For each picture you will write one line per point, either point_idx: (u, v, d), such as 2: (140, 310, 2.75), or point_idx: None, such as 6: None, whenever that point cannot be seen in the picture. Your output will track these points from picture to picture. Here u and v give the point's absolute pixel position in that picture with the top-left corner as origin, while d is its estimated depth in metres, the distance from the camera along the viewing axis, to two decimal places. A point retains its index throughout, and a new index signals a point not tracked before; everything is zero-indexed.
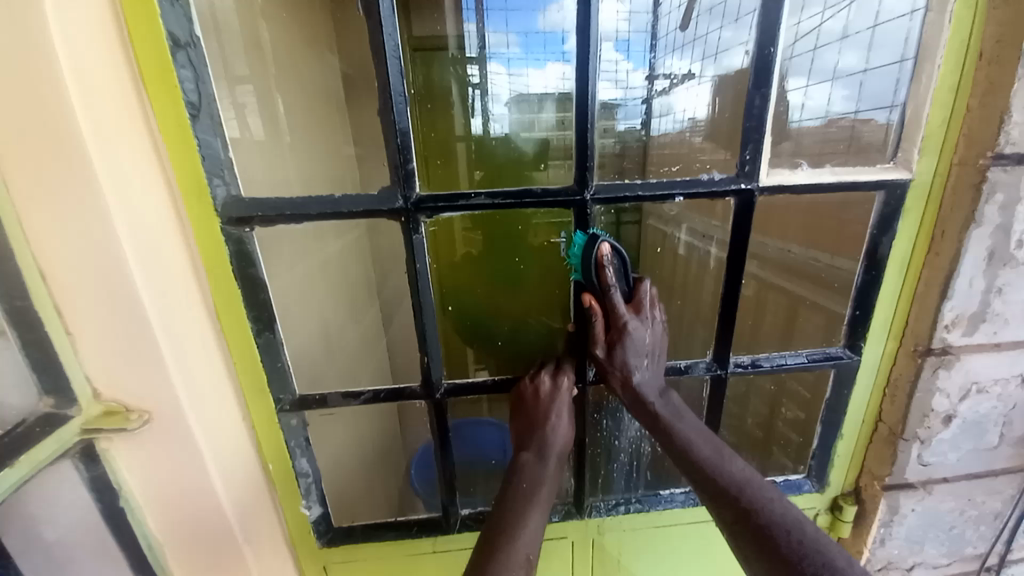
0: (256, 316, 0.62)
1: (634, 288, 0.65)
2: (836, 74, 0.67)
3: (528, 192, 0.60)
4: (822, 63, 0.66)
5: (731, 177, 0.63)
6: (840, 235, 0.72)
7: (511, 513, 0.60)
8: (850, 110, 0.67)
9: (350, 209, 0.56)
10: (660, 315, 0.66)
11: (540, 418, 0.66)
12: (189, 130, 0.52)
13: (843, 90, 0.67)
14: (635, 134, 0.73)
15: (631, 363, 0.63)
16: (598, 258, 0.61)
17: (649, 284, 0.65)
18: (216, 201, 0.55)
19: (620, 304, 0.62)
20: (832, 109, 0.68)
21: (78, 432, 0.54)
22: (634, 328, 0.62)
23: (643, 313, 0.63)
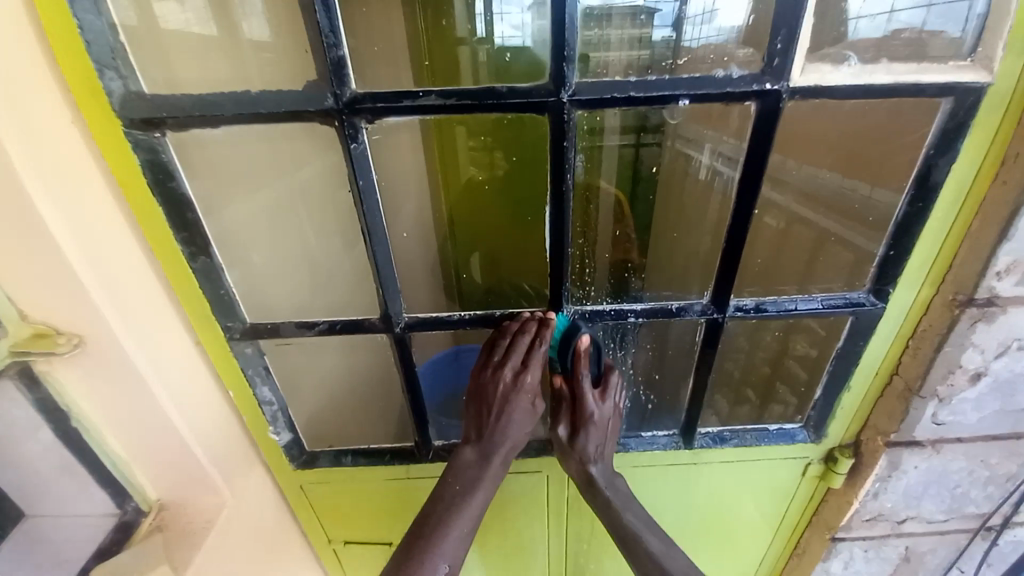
0: (188, 239, 0.56)
1: (602, 375, 0.68)
2: None
3: (491, 92, 0.49)
4: None
5: (753, 75, 0.50)
6: (886, 157, 0.58)
7: (439, 507, 0.64)
8: (917, 20, 0.51)
9: (269, 109, 0.48)
10: (621, 402, 0.70)
11: (491, 417, 0.65)
12: (66, 7, 0.43)
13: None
14: (663, 43, 0.57)
15: (590, 449, 0.68)
16: (576, 347, 0.63)
17: (616, 375, 0.68)
18: (112, 98, 0.48)
19: (587, 394, 0.65)
20: (896, 14, 0.50)
21: (6, 354, 0.51)
22: (594, 415, 0.66)
23: (605, 400, 0.67)
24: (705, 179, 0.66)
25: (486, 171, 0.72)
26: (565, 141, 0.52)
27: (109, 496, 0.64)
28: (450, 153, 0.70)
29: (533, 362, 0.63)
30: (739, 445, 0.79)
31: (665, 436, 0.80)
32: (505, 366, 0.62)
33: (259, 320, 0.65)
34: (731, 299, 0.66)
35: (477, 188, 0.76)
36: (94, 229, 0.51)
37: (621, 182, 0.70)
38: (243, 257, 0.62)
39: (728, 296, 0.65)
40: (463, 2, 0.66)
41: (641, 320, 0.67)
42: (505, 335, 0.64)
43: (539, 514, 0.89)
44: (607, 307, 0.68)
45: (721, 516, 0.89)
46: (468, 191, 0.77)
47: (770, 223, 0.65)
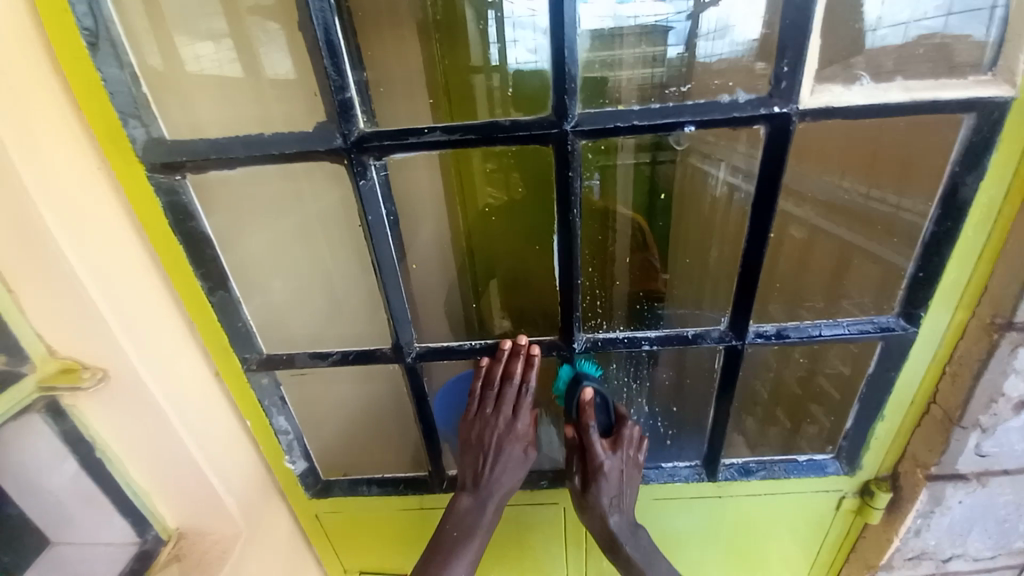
0: (206, 274, 0.58)
1: (614, 427, 0.67)
2: None
3: (494, 127, 0.50)
4: None
5: (762, 98, 0.49)
6: (909, 171, 0.56)
7: (437, 558, 0.63)
8: (938, 26, 0.49)
9: (282, 151, 0.50)
10: (638, 450, 0.67)
11: (485, 462, 0.65)
12: (90, 62, 0.46)
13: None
14: (677, 59, 0.58)
15: (605, 500, 0.66)
16: (581, 401, 0.62)
17: (629, 422, 0.66)
18: (135, 144, 0.50)
19: (595, 444, 0.64)
20: (916, 21, 0.49)
21: (33, 391, 0.52)
22: (606, 468, 0.64)
23: (618, 454, 0.65)
24: (724, 193, 0.65)
25: (502, 192, 0.71)
26: (570, 170, 0.52)
27: (130, 525, 0.66)
28: (469, 179, 0.70)
29: (522, 406, 0.64)
30: (767, 478, 0.76)
31: (687, 467, 0.77)
32: (493, 410, 0.64)
33: (276, 350, 0.67)
34: (750, 325, 0.63)
35: (488, 218, 0.76)
36: (116, 269, 0.52)
37: (638, 206, 0.72)
38: (259, 290, 0.64)
39: (747, 323, 0.63)
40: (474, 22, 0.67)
41: (655, 347, 0.65)
42: (494, 375, 0.64)
43: (558, 547, 0.86)
44: (620, 334, 0.66)
45: (750, 552, 0.85)
46: (483, 219, 0.76)
47: (794, 234, 0.64)
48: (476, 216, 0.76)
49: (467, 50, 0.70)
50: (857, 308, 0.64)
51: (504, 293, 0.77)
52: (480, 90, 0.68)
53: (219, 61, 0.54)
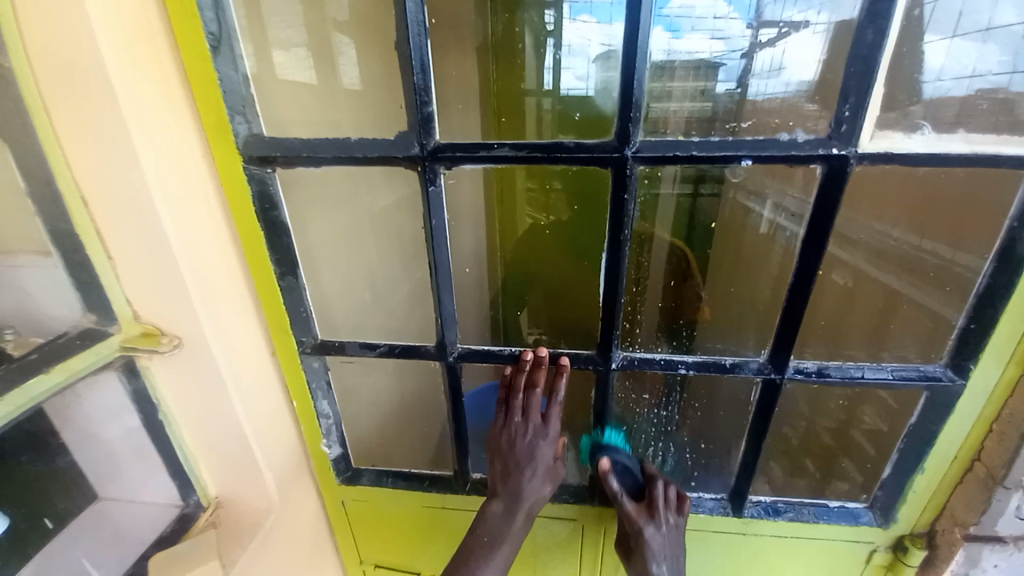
0: (279, 260, 0.63)
1: (648, 489, 0.69)
2: (991, 28, 0.50)
3: (559, 146, 0.53)
4: (974, 9, 0.49)
5: (820, 140, 0.51)
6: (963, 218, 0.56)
7: (471, 560, 0.63)
8: (1002, 82, 0.50)
9: (364, 154, 0.54)
10: (677, 518, 0.67)
11: (514, 468, 0.67)
12: (211, 63, 0.52)
13: (997, 55, 0.50)
14: (727, 94, 0.63)
15: (654, 567, 0.64)
16: (600, 472, 0.69)
17: (661, 486, 0.67)
18: (238, 138, 0.56)
19: (628, 511, 0.66)
20: (981, 75, 0.50)
21: (116, 349, 0.57)
22: (646, 536, 0.64)
23: (658, 520, 0.65)
24: (767, 232, 0.68)
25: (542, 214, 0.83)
26: (626, 193, 0.55)
27: (178, 488, 0.69)
28: (510, 198, 0.79)
29: (550, 415, 0.67)
30: (794, 521, 0.74)
31: (712, 500, 0.76)
32: (522, 418, 0.66)
33: (330, 338, 0.72)
34: (790, 361, 0.63)
35: (538, 231, 0.88)
36: (202, 248, 0.57)
37: (676, 231, 0.78)
38: (315, 280, 0.70)
39: (787, 358, 0.63)
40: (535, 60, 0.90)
41: (691, 372, 0.65)
42: (520, 383, 0.66)
43: (571, 566, 0.86)
44: (656, 356, 0.67)
45: None
46: (529, 234, 0.90)
47: (837, 279, 0.65)
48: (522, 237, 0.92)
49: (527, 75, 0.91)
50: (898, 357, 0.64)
51: (541, 305, 0.86)
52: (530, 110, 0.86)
53: (291, 66, 0.61)
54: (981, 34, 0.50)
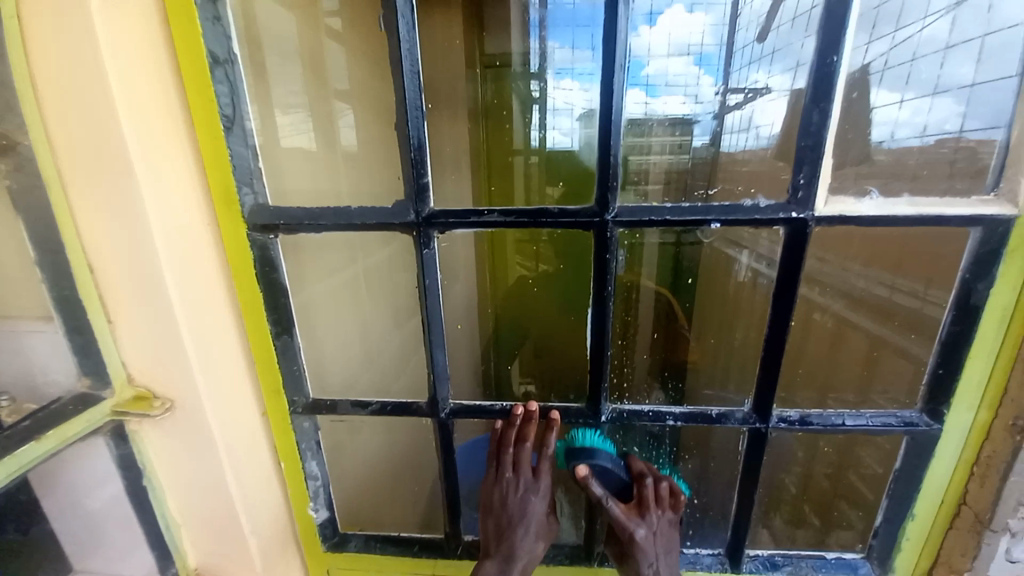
0: (276, 320, 0.65)
1: (635, 488, 0.66)
2: (938, 89, 0.57)
3: (544, 212, 0.57)
4: (919, 76, 0.58)
5: (780, 205, 0.55)
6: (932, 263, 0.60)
7: None
8: (953, 131, 0.56)
9: (362, 222, 0.58)
10: (666, 512, 0.66)
11: (507, 526, 0.65)
12: (223, 142, 0.56)
13: (943, 114, 0.57)
14: (702, 147, 0.77)
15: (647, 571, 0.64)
16: (580, 478, 0.64)
17: (650, 483, 0.65)
18: (244, 208, 0.59)
19: (617, 514, 0.64)
20: (933, 127, 0.57)
21: (108, 413, 0.56)
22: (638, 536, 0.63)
23: (648, 519, 0.64)
24: (748, 278, 0.72)
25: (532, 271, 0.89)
26: (608, 253, 0.58)
27: (155, 559, 0.67)
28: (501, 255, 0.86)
29: (541, 469, 0.67)
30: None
31: (710, 555, 0.75)
32: (513, 473, 0.66)
33: (321, 396, 0.73)
34: (774, 409, 0.65)
35: (526, 286, 0.93)
36: (203, 310, 0.59)
37: (662, 283, 0.84)
38: (308, 342, 0.72)
39: (771, 406, 0.64)
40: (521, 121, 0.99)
41: (680, 424, 0.66)
42: (509, 438, 0.66)
43: None
44: (645, 408, 0.67)
45: None
46: (518, 287, 0.95)
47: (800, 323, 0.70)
48: (510, 292, 0.98)
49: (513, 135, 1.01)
50: (892, 404, 0.67)
51: (530, 355, 0.92)
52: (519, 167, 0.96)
53: (290, 129, 0.67)
54: (929, 93, 0.58)
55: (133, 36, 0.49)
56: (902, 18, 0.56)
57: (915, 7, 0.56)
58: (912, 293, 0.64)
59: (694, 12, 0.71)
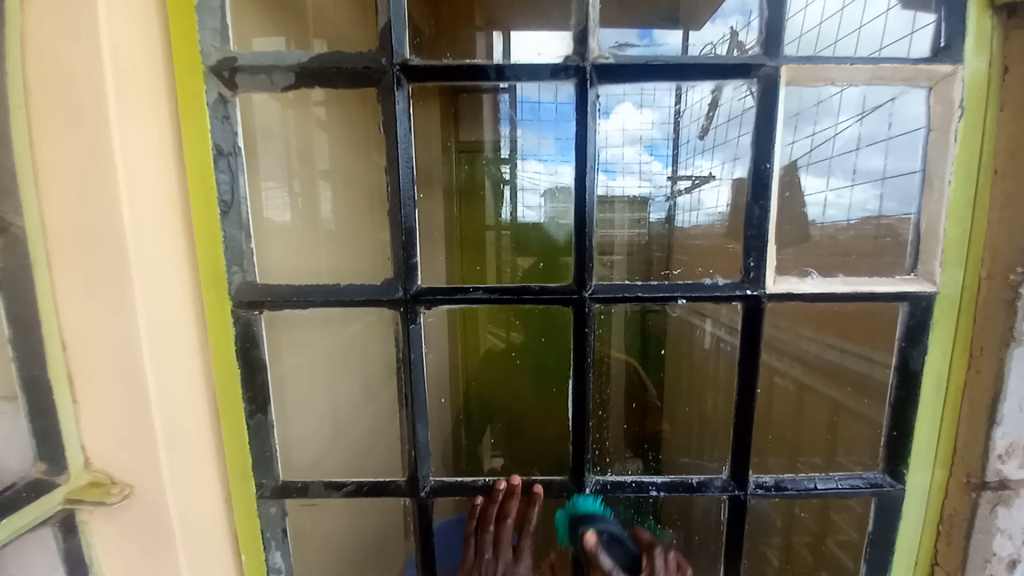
0: (251, 398, 0.63)
1: (643, 560, 0.61)
2: (857, 176, 0.69)
3: (526, 289, 0.61)
4: (841, 167, 0.70)
5: (735, 283, 0.62)
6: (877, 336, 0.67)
7: None
8: (875, 209, 0.67)
9: (352, 298, 0.60)
10: None
11: None
12: (218, 225, 0.58)
13: (868, 195, 0.68)
14: (660, 221, 0.91)
15: None
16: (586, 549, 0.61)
17: (660, 551, 0.61)
18: (231, 286, 0.60)
19: None
20: (856, 206, 0.70)
21: (59, 503, 0.52)
22: None
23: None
24: (712, 344, 0.79)
25: (505, 342, 0.97)
26: (586, 327, 0.62)
27: None
28: (474, 327, 0.91)
29: (523, 548, 0.64)
30: None
31: None
32: (492, 554, 0.64)
33: (291, 478, 0.69)
34: (750, 476, 0.66)
35: (493, 355, 0.99)
36: (177, 388, 0.57)
37: (631, 349, 0.89)
38: (281, 420, 0.69)
39: (748, 474, 0.66)
40: (491, 198, 1.10)
41: (663, 494, 0.66)
42: (491, 516, 0.64)
43: None
44: (627, 478, 0.67)
45: None
46: (488, 356, 0.99)
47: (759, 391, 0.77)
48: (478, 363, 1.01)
49: (484, 208, 1.12)
50: (856, 466, 0.71)
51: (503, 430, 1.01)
52: (490, 243, 1.06)
53: (277, 201, 0.70)
54: (849, 181, 0.70)
55: (145, 130, 0.52)
56: (819, 122, 0.67)
57: (829, 113, 0.66)
58: (861, 356, 0.71)
59: (643, 111, 0.73)
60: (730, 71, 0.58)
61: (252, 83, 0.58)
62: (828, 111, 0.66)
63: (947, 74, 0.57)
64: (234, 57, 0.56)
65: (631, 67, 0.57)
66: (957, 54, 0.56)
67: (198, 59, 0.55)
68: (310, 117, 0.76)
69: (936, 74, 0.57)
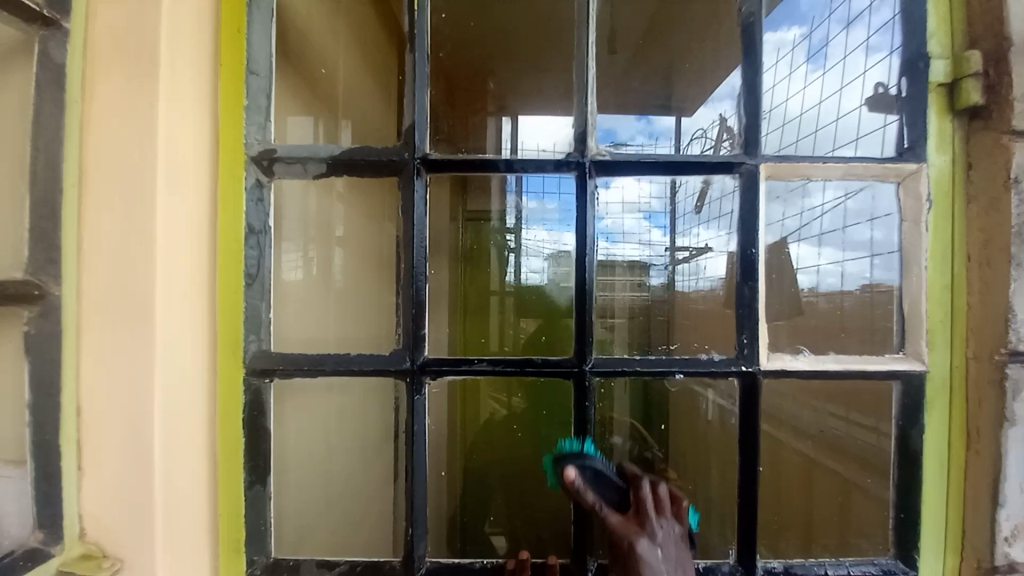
0: (253, 468, 0.63)
1: (632, 494, 0.58)
2: (846, 251, 0.72)
3: (529, 361, 0.63)
4: (829, 244, 0.73)
5: (730, 359, 0.64)
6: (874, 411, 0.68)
7: None
8: (869, 278, 0.69)
9: (360, 367, 0.62)
10: (672, 522, 0.57)
11: None
12: (241, 296, 0.61)
13: (861, 267, 0.70)
14: (659, 285, 0.95)
15: None
16: (568, 483, 0.58)
17: (648, 484, 0.58)
18: (246, 354, 0.62)
19: (614, 523, 0.56)
20: (849, 279, 0.72)
21: (51, 574, 0.51)
22: (644, 550, 0.54)
23: (651, 530, 0.55)
24: (717, 417, 0.79)
25: (505, 406, 0.97)
26: (587, 400, 0.63)
27: None
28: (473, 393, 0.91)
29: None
30: None
31: None
32: None
33: (284, 555, 0.67)
34: (757, 561, 0.65)
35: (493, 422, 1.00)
36: (183, 455, 0.58)
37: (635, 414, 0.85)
38: (280, 489, 0.69)
39: (754, 559, 0.64)
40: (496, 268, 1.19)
41: None
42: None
43: None
44: None
45: None
46: (487, 424, 1.01)
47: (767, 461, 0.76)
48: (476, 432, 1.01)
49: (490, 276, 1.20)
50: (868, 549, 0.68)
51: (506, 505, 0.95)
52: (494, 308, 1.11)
53: (296, 267, 0.74)
54: (841, 254, 0.72)
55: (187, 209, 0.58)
56: (806, 199, 0.71)
57: (813, 194, 0.70)
58: (866, 429, 0.70)
59: (642, 182, 0.74)
60: (713, 168, 0.64)
61: (288, 171, 0.64)
62: (815, 190, 0.70)
63: (913, 171, 0.63)
64: (274, 148, 0.63)
65: (628, 161, 0.64)
66: (921, 154, 0.63)
67: (240, 150, 0.62)
68: (331, 191, 0.79)
69: (903, 171, 0.63)
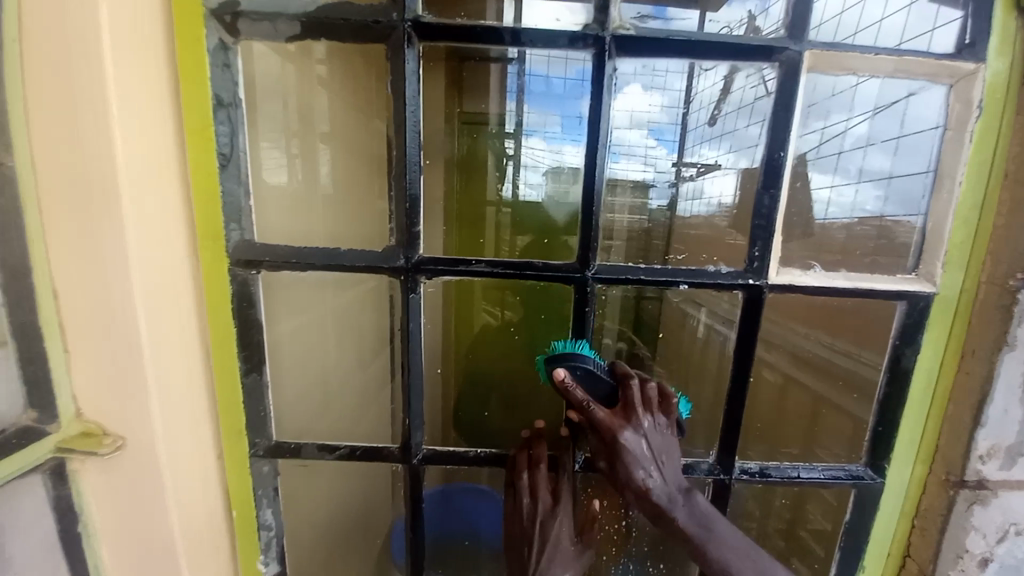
0: (246, 356, 0.63)
1: (620, 392, 0.58)
2: (862, 174, 0.66)
3: (529, 265, 0.60)
4: (847, 164, 0.66)
5: (738, 272, 0.62)
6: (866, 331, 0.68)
7: None
8: (877, 210, 0.66)
9: (351, 263, 0.59)
10: (658, 414, 0.58)
11: (536, 553, 0.62)
12: (216, 178, 0.56)
13: (873, 190, 0.66)
14: (660, 210, 0.83)
15: (641, 474, 0.56)
16: (558, 384, 0.56)
17: (637, 381, 0.58)
18: (228, 243, 0.58)
19: (602, 418, 0.56)
20: (859, 206, 0.67)
21: (51, 450, 0.52)
22: (628, 441, 0.56)
23: (637, 422, 0.57)
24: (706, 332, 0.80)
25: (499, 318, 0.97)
26: (587, 307, 0.62)
27: None
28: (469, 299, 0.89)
29: (561, 490, 0.64)
30: None
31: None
32: (529, 498, 0.64)
33: (285, 439, 0.70)
34: (735, 462, 0.68)
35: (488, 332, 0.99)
36: (172, 342, 0.57)
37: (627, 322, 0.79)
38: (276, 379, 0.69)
39: (733, 459, 0.68)
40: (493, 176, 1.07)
41: None
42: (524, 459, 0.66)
43: None
44: None
45: None
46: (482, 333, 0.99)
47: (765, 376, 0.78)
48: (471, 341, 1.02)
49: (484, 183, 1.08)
50: (831, 457, 0.73)
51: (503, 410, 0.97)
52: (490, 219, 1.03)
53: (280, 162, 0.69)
54: (853, 181, 0.67)
55: (143, 75, 0.51)
56: (828, 119, 0.64)
57: (841, 109, 0.63)
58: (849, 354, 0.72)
59: (650, 92, 0.72)
60: (751, 52, 0.56)
61: (254, 30, 0.56)
62: (841, 105, 0.63)
63: (970, 72, 0.56)
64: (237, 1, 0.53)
65: (651, 40, 0.56)
66: (981, 52, 0.55)
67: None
68: (311, 67, 0.70)
69: (959, 71, 0.56)
